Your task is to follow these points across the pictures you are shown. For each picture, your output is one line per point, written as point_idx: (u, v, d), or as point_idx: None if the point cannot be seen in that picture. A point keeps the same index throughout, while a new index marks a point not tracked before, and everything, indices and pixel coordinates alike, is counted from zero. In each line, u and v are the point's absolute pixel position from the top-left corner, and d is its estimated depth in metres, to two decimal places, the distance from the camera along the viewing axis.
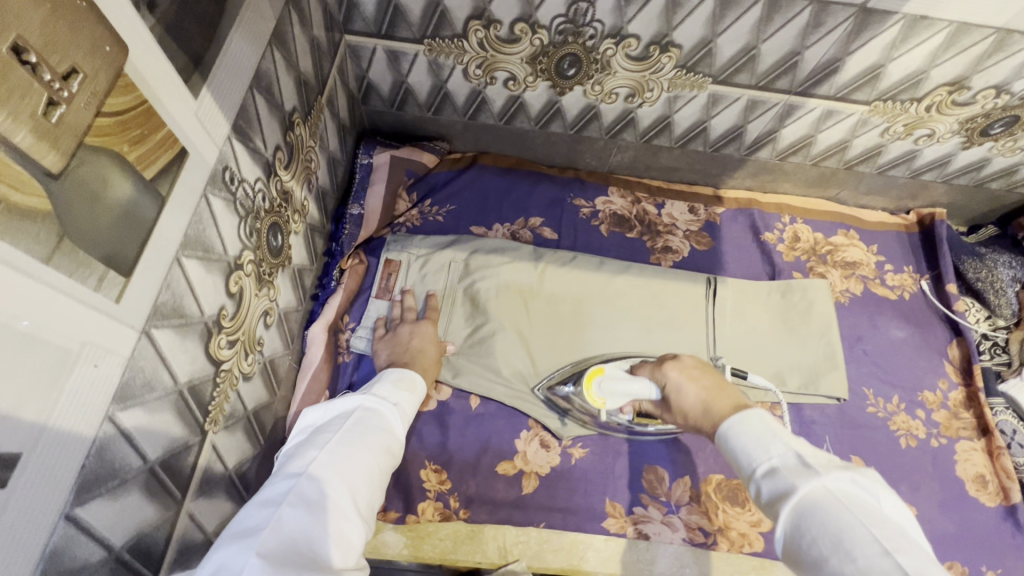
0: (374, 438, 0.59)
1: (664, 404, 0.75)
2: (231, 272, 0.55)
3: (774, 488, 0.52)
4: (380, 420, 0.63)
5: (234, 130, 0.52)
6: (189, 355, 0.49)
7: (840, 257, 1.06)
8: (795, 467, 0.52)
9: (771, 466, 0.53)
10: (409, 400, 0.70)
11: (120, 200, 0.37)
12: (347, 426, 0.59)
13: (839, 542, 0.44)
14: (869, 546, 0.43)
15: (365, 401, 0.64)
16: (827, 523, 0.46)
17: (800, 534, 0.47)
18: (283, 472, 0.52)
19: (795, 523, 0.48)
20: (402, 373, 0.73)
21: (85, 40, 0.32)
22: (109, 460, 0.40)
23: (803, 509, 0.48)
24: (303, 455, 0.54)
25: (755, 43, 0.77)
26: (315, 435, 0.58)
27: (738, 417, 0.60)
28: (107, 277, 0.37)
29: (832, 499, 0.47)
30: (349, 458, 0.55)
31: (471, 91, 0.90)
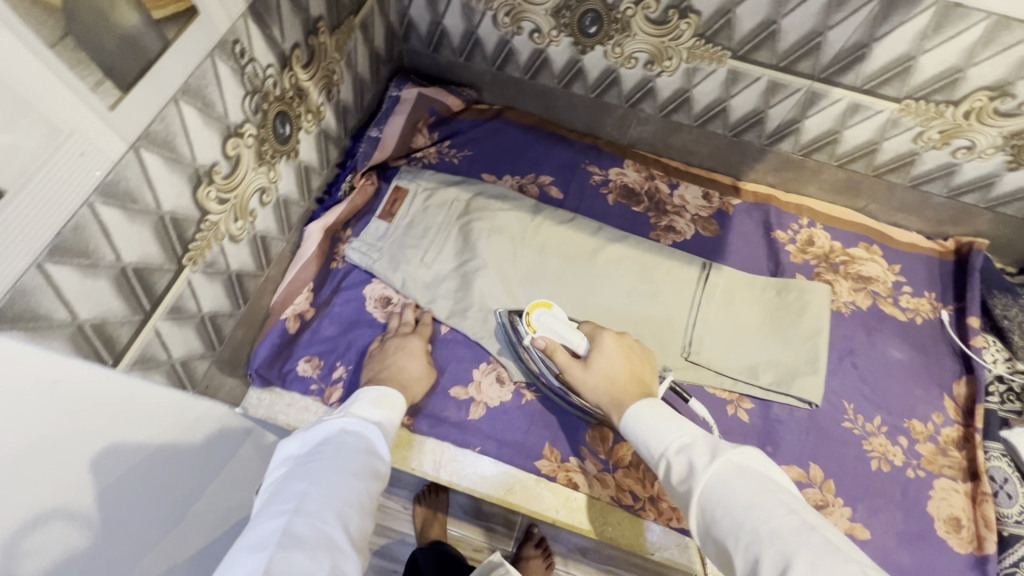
0: (359, 462, 0.62)
1: (578, 365, 0.77)
2: (229, 135, 0.64)
3: (688, 467, 0.58)
4: (362, 441, 0.65)
5: (250, 11, 0.60)
6: (175, 188, 0.58)
7: (854, 270, 1.01)
8: (702, 444, 0.59)
9: (681, 445, 0.60)
10: (388, 418, 0.72)
11: (127, 25, 0.46)
12: (330, 454, 0.61)
13: (749, 506, 0.52)
14: (772, 506, 0.51)
15: (347, 425, 0.66)
16: (737, 491, 0.54)
17: (713, 503, 0.55)
18: (272, 509, 0.54)
19: (707, 498, 0.55)
20: (379, 393, 0.75)
21: None
22: (85, 239, 0.49)
23: (715, 481, 0.55)
24: (288, 491, 0.56)
25: (775, 17, 0.76)
26: (297, 466, 0.60)
27: (642, 404, 0.67)
28: (104, 84, 0.46)
29: (736, 469, 0.55)
30: (336, 487, 0.57)
31: (500, 40, 0.96)
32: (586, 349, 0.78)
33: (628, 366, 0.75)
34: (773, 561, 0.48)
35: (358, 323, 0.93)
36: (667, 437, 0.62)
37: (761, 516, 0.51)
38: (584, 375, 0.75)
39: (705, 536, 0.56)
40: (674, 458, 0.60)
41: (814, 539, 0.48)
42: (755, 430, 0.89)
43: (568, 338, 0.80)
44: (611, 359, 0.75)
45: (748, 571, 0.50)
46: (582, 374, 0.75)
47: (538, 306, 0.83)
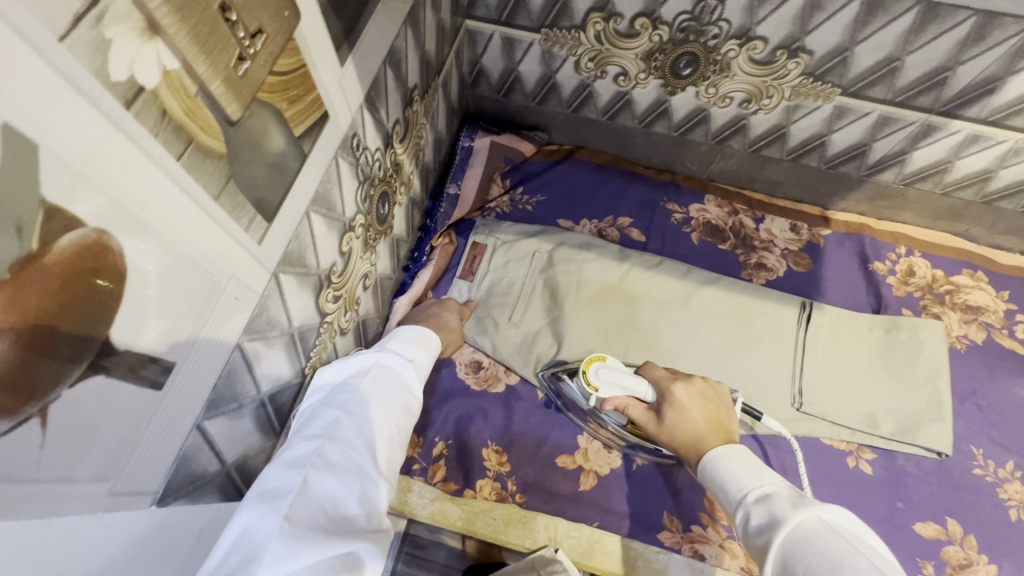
0: (392, 396, 0.58)
1: (652, 419, 0.73)
2: (345, 232, 0.59)
3: (767, 515, 0.52)
4: (396, 376, 0.61)
5: (366, 100, 0.56)
6: (304, 302, 0.54)
7: (961, 300, 0.96)
8: (790, 497, 0.53)
9: (763, 493, 0.54)
10: (423, 356, 0.68)
11: (274, 152, 0.41)
12: (366, 385, 0.57)
13: (835, 562, 0.44)
14: (866, 570, 0.43)
15: (382, 357, 0.62)
16: (821, 548, 0.46)
17: (791, 562, 0.47)
18: (305, 432, 0.51)
19: (785, 554, 0.48)
20: (416, 330, 0.71)
21: (271, 3, 0.35)
22: (232, 383, 0.45)
23: (796, 536, 0.48)
24: (322, 416, 0.53)
25: (899, 54, 0.71)
26: (332, 394, 0.56)
27: (724, 447, 0.62)
28: (255, 220, 0.41)
29: (824, 527, 0.48)
30: (370, 420, 0.54)
31: (580, 84, 0.91)
32: (656, 395, 0.75)
33: (705, 409, 0.71)
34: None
35: (452, 393, 0.89)
36: (747, 484, 0.56)
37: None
38: (660, 429, 0.72)
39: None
40: (752, 506, 0.54)
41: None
42: (882, 483, 0.84)
43: (633, 387, 0.76)
44: (686, 405, 0.71)
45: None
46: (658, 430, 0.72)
47: (594, 362, 0.78)
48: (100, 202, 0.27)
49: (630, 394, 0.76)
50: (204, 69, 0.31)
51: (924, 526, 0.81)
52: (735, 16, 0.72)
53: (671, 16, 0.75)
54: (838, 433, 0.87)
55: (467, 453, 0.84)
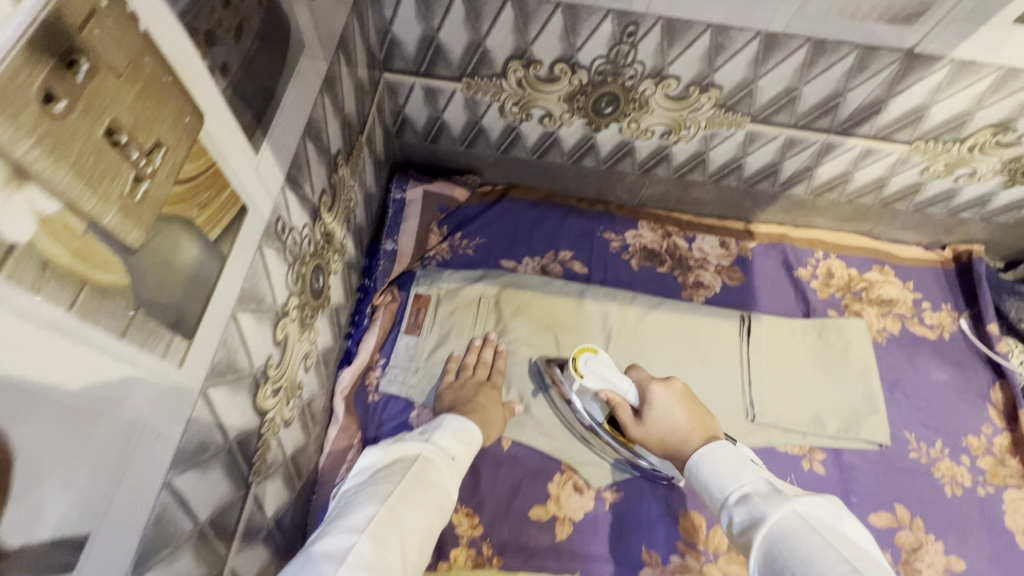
0: (429, 494, 0.61)
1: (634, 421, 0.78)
2: (279, 319, 0.55)
3: (750, 514, 0.55)
4: (437, 470, 0.65)
5: (287, 179, 0.52)
6: (239, 409, 0.48)
7: (876, 295, 1.04)
8: (766, 493, 0.57)
9: (744, 496, 0.58)
10: (465, 450, 0.72)
11: (187, 265, 0.37)
12: (406, 480, 0.61)
13: (806, 547, 0.48)
14: (831, 558, 0.46)
15: (425, 449, 0.67)
16: (793, 537, 0.49)
17: (769, 549, 0.50)
18: (346, 521, 0.55)
19: (765, 544, 0.51)
20: (461, 422, 0.75)
21: (170, 112, 0.31)
22: (164, 526, 0.39)
23: (772, 525, 0.52)
24: (363, 507, 0.57)
25: (797, 85, 0.76)
26: (373, 483, 0.60)
27: (709, 448, 0.66)
28: (173, 343, 0.37)
29: (800, 515, 0.51)
30: (405, 515, 0.57)
31: (506, 127, 0.91)
32: (640, 400, 0.80)
33: (686, 416, 0.76)
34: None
35: None
36: (729, 486, 0.61)
37: (817, 563, 0.46)
38: (643, 430, 0.77)
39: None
40: (737, 507, 0.58)
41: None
42: (835, 482, 0.88)
43: (618, 387, 0.80)
44: (668, 411, 0.76)
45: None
46: (642, 429, 0.77)
47: (584, 353, 0.82)
48: None
49: (615, 394, 0.80)
50: (94, 204, 0.27)
51: (878, 516, 0.86)
52: (649, 58, 0.75)
53: (587, 61, 0.76)
54: (791, 438, 0.91)
55: None
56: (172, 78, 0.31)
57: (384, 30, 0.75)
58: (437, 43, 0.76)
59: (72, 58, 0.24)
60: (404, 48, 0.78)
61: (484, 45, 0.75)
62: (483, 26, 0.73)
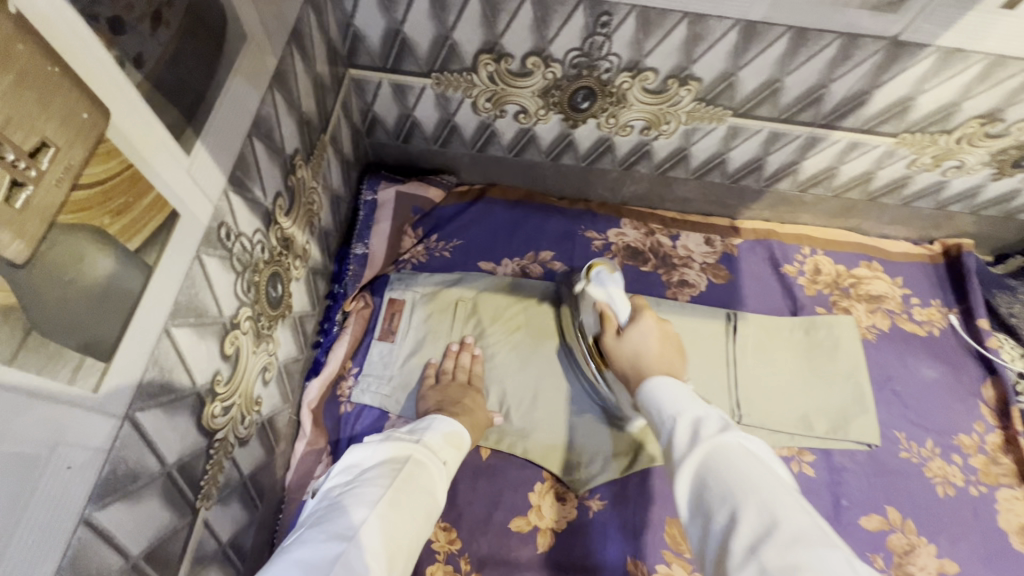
0: (418, 503, 0.58)
1: (614, 333, 0.73)
2: (227, 332, 0.51)
3: (692, 436, 0.49)
4: (428, 475, 0.62)
5: (231, 182, 0.48)
6: (179, 430, 0.45)
7: (864, 291, 1.01)
8: (712, 423, 0.50)
9: (688, 419, 0.51)
10: (456, 454, 0.69)
11: (100, 278, 0.33)
12: (395, 485, 0.57)
13: (746, 479, 0.43)
14: (776, 495, 0.42)
15: (416, 453, 0.63)
16: (735, 467, 0.45)
17: (705, 474, 0.45)
18: (330, 527, 0.52)
19: (701, 469, 0.46)
20: (452, 425, 0.71)
21: (58, 109, 0.28)
22: (83, 567, 0.35)
23: (714, 456, 0.46)
24: (350, 513, 0.53)
25: (779, 77, 0.73)
26: (360, 487, 0.57)
27: (661, 376, 0.59)
28: (84, 365, 0.33)
29: (743, 449, 0.47)
30: (392, 525, 0.54)
31: (480, 124, 0.87)
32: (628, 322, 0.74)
33: (660, 348, 0.68)
34: (755, 526, 0.40)
35: None
36: (675, 409, 0.53)
37: (761, 501, 0.41)
38: (619, 342, 0.72)
39: (689, 500, 0.46)
40: (681, 424, 0.51)
41: (807, 520, 0.40)
42: (824, 485, 0.85)
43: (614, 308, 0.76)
44: (645, 334, 0.69)
45: (723, 535, 0.42)
46: (617, 342, 0.72)
47: (599, 265, 0.80)
48: None
49: (610, 310, 0.76)
50: None
51: (869, 519, 0.83)
52: (624, 50, 0.71)
53: (560, 53, 0.73)
54: (780, 440, 0.88)
55: None
56: (59, 70, 0.28)
57: (346, 22, 0.72)
58: (402, 37, 0.73)
59: None
60: (368, 42, 0.74)
61: (451, 38, 0.72)
62: (449, 17, 0.69)
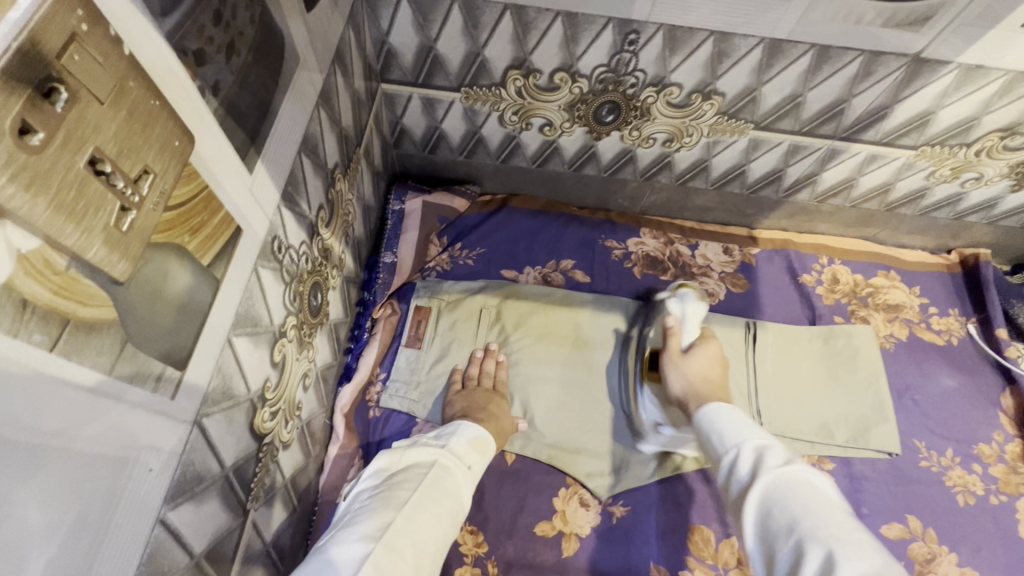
0: (445, 505, 0.60)
1: (676, 354, 0.79)
2: (276, 340, 0.53)
3: (758, 463, 0.54)
4: (454, 479, 0.64)
5: (283, 198, 0.51)
6: (235, 435, 0.47)
7: (882, 300, 1.03)
8: (780, 451, 0.55)
9: (757, 445, 0.56)
10: (480, 460, 0.71)
11: (179, 292, 0.36)
12: (423, 488, 0.60)
13: (818, 509, 0.46)
14: (840, 520, 0.46)
15: (441, 458, 0.65)
16: (797, 496, 0.48)
17: (772, 502, 0.49)
18: (361, 527, 0.54)
19: (771, 494, 0.50)
20: (478, 431, 0.73)
21: (157, 138, 0.30)
22: (158, 564, 0.38)
23: (782, 479, 0.51)
24: (380, 514, 0.56)
25: (801, 91, 0.75)
26: (389, 489, 0.59)
27: (721, 404, 0.64)
28: (164, 374, 0.35)
29: (809, 483, 0.50)
30: (421, 526, 0.56)
31: (506, 136, 0.90)
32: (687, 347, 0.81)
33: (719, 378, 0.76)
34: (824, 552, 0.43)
35: None
36: (744, 434, 0.58)
37: (824, 521, 0.45)
38: (680, 364, 0.77)
39: (757, 525, 0.50)
40: (744, 449, 0.56)
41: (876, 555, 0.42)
42: (845, 492, 0.86)
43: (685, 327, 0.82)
44: (710, 364, 0.77)
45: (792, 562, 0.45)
46: (678, 364, 0.77)
47: (687, 287, 0.86)
48: None
49: (679, 329, 0.82)
50: (76, 237, 0.25)
51: (889, 527, 0.84)
52: (650, 66, 0.73)
53: (588, 69, 0.75)
54: (801, 447, 0.89)
55: None
56: (160, 102, 0.30)
57: (381, 40, 0.74)
58: (435, 54, 0.75)
59: (51, 87, 0.23)
60: (401, 59, 0.77)
61: (482, 55, 0.74)
62: (482, 35, 0.71)
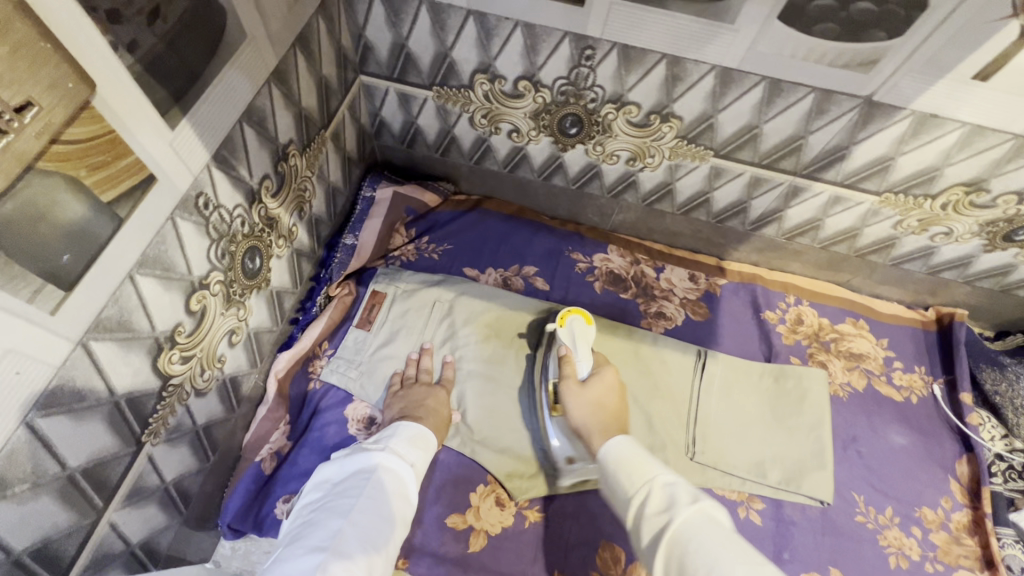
0: (390, 507, 0.64)
1: (574, 382, 0.81)
2: (194, 291, 0.57)
3: (669, 502, 0.60)
4: (398, 481, 0.67)
5: (215, 159, 0.55)
6: (132, 368, 0.51)
7: (844, 347, 1.00)
8: (687, 488, 0.61)
9: (666, 483, 0.62)
10: (423, 457, 0.74)
11: (68, 220, 0.40)
12: (367, 492, 0.63)
13: (722, 543, 0.53)
14: (751, 556, 0.52)
15: (383, 461, 0.68)
16: (710, 530, 0.55)
17: (685, 540, 0.55)
18: (311, 541, 0.57)
19: (681, 534, 0.56)
20: (416, 428, 0.76)
21: (46, 77, 0.35)
22: (19, 464, 0.41)
23: (691, 518, 0.56)
24: (327, 525, 0.59)
25: (757, 123, 0.76)
26: (335, 501, 0.63)
27: (627, 439, 0.70)
28: (43, 290, 0.39)
29: (714, 518, 0.57)
30: (370, 531, 0.60)
31: (477, 138, 0.93)
32: (587, 373, 0.83)
33: (616, 403, 0.80)
34: None
35: None
36: (651, 473, 0.64)
37: (737, 556, 0.52)
38: (579, 393, 0.80)
39: (671, 569, 0.54)
40: (655, 489, 0.62)
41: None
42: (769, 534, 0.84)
43: (578, 353, 0.85)
44: (606, 392, 0.81)
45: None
46: (577, 392, 0.80)
47: (577, 313, 0.88)
48: None
49: (572, 355, 0.85)
50: None
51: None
52: (607, 83, 0.76)
53: (549, 80, 0.78)
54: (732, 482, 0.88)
55: None
56: (53, 46, 0.34)
57: (358, 34, 0.79)
58: (408, 51, 0.80)
59: None
60: (378, 53, 0.82)
61: (451, 56, 0.78)
62: (448, 37, 0.75)
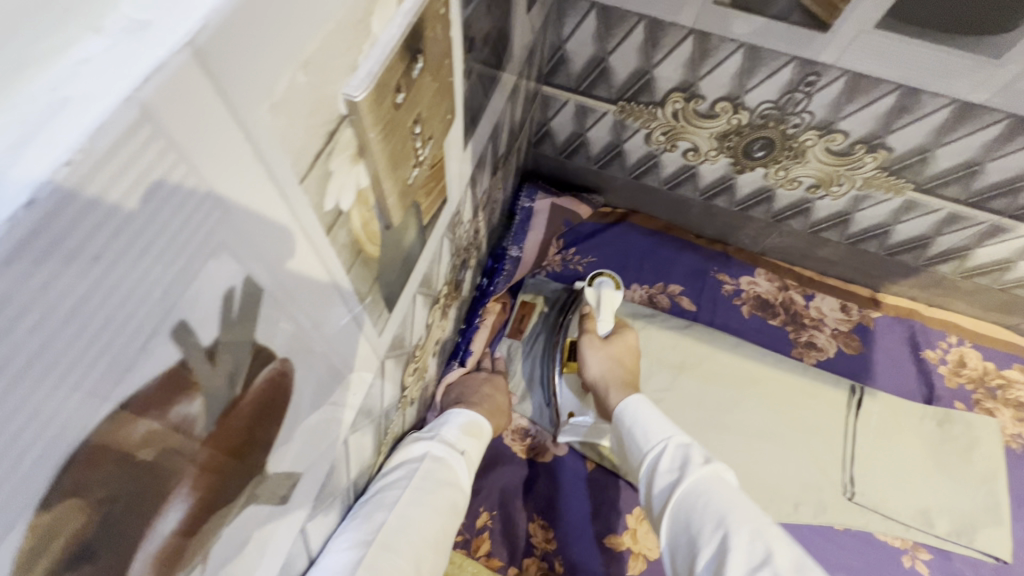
0: (442, 497, 0.59)
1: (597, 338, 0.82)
2: (433, 305, 0.58)
3: (680, 461, 0.58)
4: (447, 470, 0.63)
5: (471, 177, 0.55)
6: (394, 381, 0.52)
7: (1014, 396, 0.95)
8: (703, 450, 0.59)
9: (680, 442, 0.60)
10: (474, 446, 0.70)
11: (407, 246, 0.40)
12: (415, 482, 0.58)
13: (733, 506, 0.51)
14: (756, 515, 0.51)
15: (433, 449, 0.64)
16: (724, 493, 0.53)
17: (694, 500, 0.54)
18: (352, 530, 0.52)
19: (692, 493, 0.54)
20: (469, 416, 0.72)
21: (442, 110, 0.35)
22: (333, 476, 0.42)
23: (703, 480, 0.55)
24: (371, 515, 0.54)
25: (980, 160, 0.71)
26: (383, 489, 0.57)
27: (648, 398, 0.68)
28: (383, 315, 0.40)
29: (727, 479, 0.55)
30: (422, 522, 0.56)
31: (647, 154, 0.91)
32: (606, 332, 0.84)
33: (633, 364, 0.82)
34: (750, 556, 0.47)
35: (498, 460, 0.86)
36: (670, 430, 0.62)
37: (739, 517, 0.51)
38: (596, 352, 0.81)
39: (677, 528, 0.54)
40: (670, 449, 0.59)
41: (793, 549, 0.48)
42: None
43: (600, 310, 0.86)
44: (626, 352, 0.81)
45: (716, 555, 0.49)
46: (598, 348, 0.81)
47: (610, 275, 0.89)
48: (288, 330, 0.26)
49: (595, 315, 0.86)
50: (388, 183, 0.30)
51: None
52: (820, 110, 0.73)
53: (753, 103, 0.75)
54: (896, 525, 0.84)
55: (515, 527, 0.81)
56: (450, 81, 0.34)
57: (557, 46, 0.78)
58: (605, 65, 0.78)
59: (415, 57, 0.27)
60: (571, 65, 0.80)
61: (651, 74, 0.76)
62: (657, 55, 0.73)
